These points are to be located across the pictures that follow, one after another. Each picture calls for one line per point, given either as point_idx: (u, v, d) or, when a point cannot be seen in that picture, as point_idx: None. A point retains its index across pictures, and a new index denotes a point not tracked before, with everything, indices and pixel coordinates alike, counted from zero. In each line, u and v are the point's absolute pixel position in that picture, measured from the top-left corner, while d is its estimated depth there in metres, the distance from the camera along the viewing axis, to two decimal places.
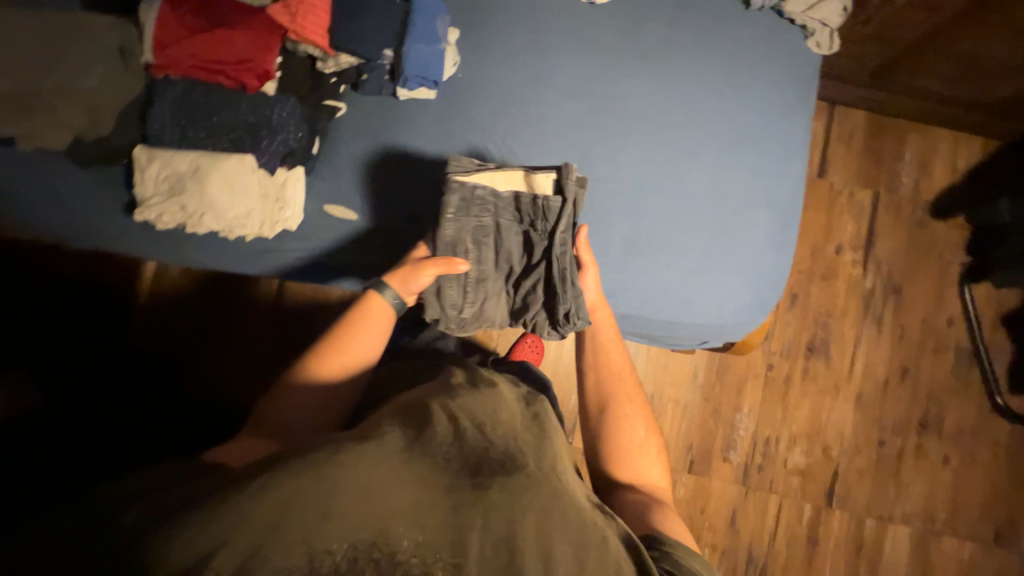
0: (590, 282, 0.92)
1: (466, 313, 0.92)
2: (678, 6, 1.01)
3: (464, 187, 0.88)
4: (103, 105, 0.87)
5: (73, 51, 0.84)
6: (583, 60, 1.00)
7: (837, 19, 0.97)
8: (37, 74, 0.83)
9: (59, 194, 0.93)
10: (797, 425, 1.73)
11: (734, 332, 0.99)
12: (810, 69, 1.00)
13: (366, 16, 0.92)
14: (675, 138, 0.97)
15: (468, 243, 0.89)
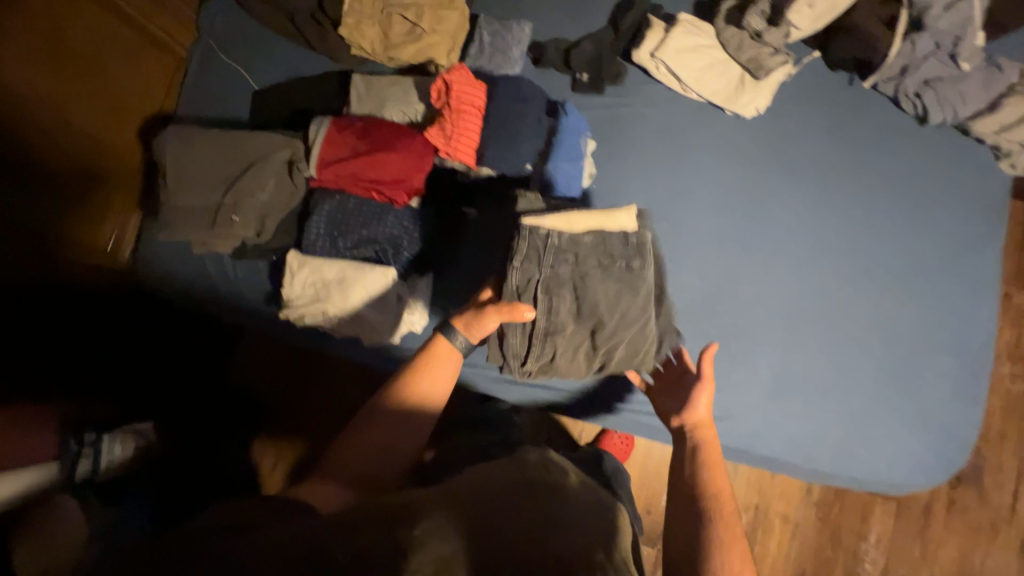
0: (700, 397, 0.75)
1: (530, 363, 0.79)
2: (835, 120, 0.94)
3: (534, 233, 0.74)
4: (270, 215, 0.94)
5: (251, 167, 0.93)
6: (727, 174, 0.95)
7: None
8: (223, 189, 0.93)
9: (218, 283, 1.00)
10: (939, 566, 1.45)
11: (907, 492, 0.84)
12: (997, 194, 0.89)
13: (515, 134, 0.89)
14: (832, 265, 0.89)
15: (540, 292, 0.74)
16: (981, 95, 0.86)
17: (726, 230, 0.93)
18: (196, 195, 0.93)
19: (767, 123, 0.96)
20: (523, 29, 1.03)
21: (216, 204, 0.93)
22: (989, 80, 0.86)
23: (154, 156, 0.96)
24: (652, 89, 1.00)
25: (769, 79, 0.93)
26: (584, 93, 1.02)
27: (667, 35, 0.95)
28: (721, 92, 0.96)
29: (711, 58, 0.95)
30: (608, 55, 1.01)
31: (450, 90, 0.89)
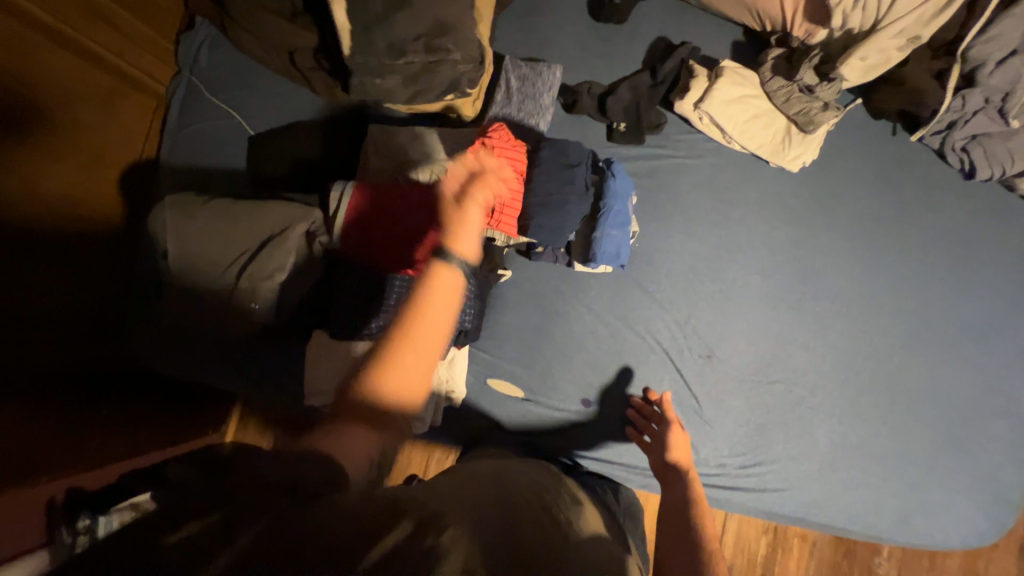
0: (677, 436, 0.82)
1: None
2: (880, 172, 0.92)
3: None
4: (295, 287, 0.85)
5: (276, 237, 0.83)
6: (776, 232, 0.92)
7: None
8: (238, 259, 0.83)
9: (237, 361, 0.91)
10: None
11: (959, 550, 0.86)
12: None
13: (563, 201, 0.82)
14: (886, 328, 0.88)
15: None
16: None
17: (777, 291, 0.90)
18: (205, 253, 0.83)
19: (813, 177, 0.93)
20: (554, 72, 0.95)
21: (231, 285, 0.83)
22: None
23: (153, 238, 0.83)
24: (694, 139, 0.95)
25: (815, 134, 0.89)
26: (620, 143, 0.96)
27: (712, 84, 0.89)
28: (766, 145, 0.91)
29: (756, 109, 0.90)
30: (646, 102, 0.94)
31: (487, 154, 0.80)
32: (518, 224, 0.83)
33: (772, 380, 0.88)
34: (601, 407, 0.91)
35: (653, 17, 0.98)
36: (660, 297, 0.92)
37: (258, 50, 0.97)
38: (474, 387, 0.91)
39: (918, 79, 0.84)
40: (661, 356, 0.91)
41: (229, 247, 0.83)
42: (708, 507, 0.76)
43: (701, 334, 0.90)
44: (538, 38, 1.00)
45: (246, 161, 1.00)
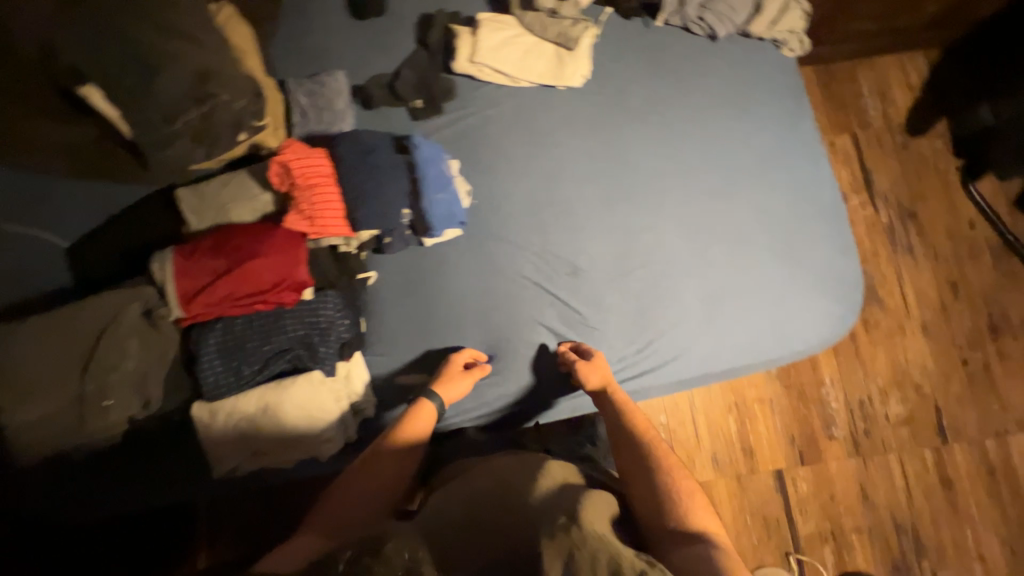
0: (586, 368, 0.88)
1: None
2: (649, 60, 1.03)
3: None
4: (149, 373, 0.87)
5: (106, 331, 0.85)
6: (586, 143, 1.00)
7: (800, 24, 1.02)
8: (77, 368, 0.84)
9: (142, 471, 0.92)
10: (880, 378, 1.71)
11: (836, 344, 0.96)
12: (792, 74, 1.04)
13: (380, 185, 0.86)
14: (704, 185, 0.98)
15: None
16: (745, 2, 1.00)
17: (605, 191, 0.99)
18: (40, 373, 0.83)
19: (597, 84, 1.02)
20: (337, 78, 0.99)
21: (77, 393, 0.84)
22: None
23: None
24: (486, 91, 1.01)
25: (581, 47, 0.99)
26: (425, 117, 1.00)
27: (475, 38, 0.97)
28: (546, 72, 1.00)
29: (524, 45, 0.99)
30: (431, 74, 1.00)
31: (291, 170, 0.83)
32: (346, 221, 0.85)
33: (633, 268, 0.95)
34: (503, 358, 0.95)
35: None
36: (513, 237, 0.97)
37: (46, 161, 0.97)
38: (380, 390, 0.92)
39: None
40: (534, 288, 0.95)
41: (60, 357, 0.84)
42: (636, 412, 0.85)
43: (560, 254, 0.96)
44: (314, 54, 1.04)
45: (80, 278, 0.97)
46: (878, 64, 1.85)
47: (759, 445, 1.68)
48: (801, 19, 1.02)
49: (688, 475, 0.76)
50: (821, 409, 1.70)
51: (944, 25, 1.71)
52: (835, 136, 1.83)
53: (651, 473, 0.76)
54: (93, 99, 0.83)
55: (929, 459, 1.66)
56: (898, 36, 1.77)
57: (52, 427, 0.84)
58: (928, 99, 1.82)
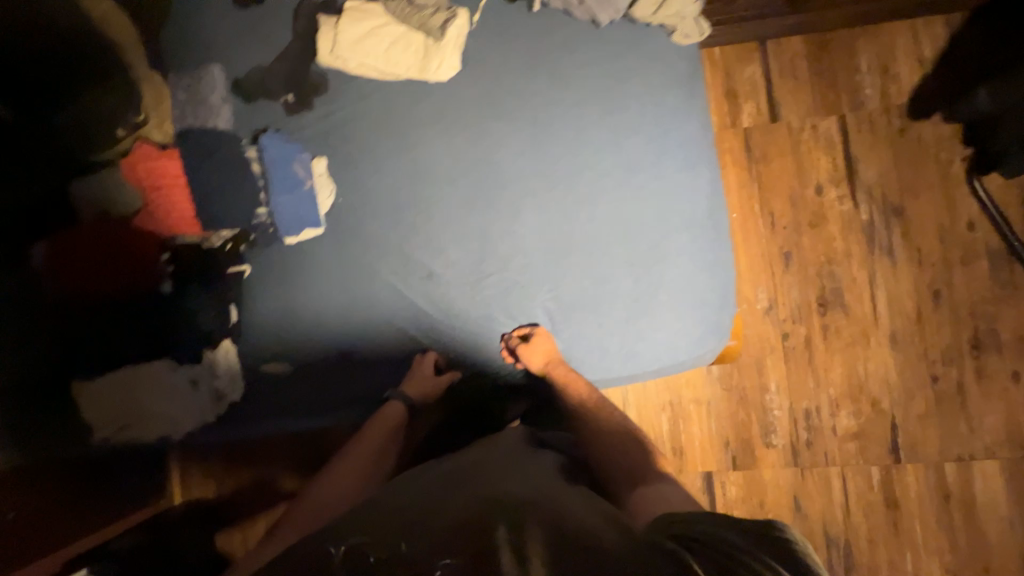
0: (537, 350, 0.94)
1: None
2: (528, 49, 0.95)
3: None
4: None
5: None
6: (454, 140, 0.97)
7: (692, 7, 0.92)
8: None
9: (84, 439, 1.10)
10: (834, 388, 1.59)
11: (696, 367, 0.96)
12: (686, 64, 0.94)
13: (228, 185, 0.97)
14: (567, 190, 0.94)
15: None
16: None
17: (468, 196, 0.96)
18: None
19: (467, 75, 0.97)
20: (212, 72, 1.01)
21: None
22: None
23: None
24: (357, 85, 0.99)
25: (447, 37, 0.95)
26: (297, 112, 1.00)
27: (337, 30, 0.96)
28: (412, 64, 0.96)
29: (391, 35, 0.95)
30: (302, 67, 1.00)
31: (139, 172, 0.96)
32: (193, 218, 0.97)
33: (485, 274, 0.96)
34: (361, 355, 0.99)
35: None
36: (375, 238, 0.98)
37: None
38: (248, 378, 0.99)
39: None
40: (391, 289, 0.98)
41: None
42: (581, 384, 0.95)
43: (418, 257, 0.97)
44: (189, 38, 1.03)
45: None
46: (883, 32, 1.59)
47: (690, 447, 1.63)
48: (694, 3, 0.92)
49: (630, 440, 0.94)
50: (763, 415, 1.62)
51: None
52: (820, 118, 1.62)
53: (603, 442, 0.94)
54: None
55: (876, 476, 1.56)
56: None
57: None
58: (939, 75, 1.56)
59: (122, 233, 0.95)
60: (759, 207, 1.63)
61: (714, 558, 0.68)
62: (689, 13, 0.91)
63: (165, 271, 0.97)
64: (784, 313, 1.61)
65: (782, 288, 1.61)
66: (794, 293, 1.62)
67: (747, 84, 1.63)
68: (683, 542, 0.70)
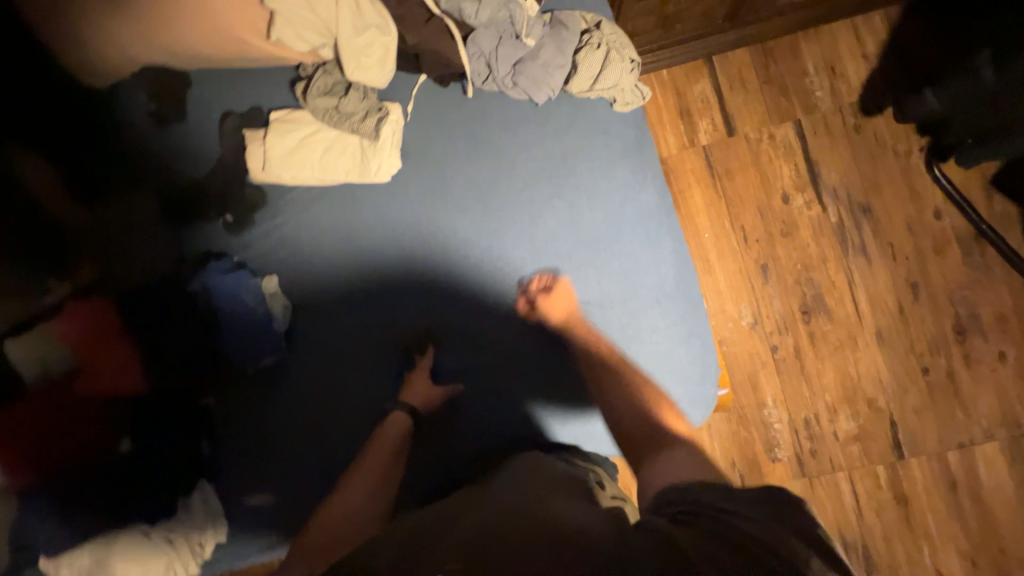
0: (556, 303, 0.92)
1: None
2: (471, 134, 0.96)
3: None
4: None
5: None
6: (412, 236, 0.96)
7: (629, 77, 0.94)
8: None
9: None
10: (829, 393, 1.59)
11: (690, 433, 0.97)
12: (632, 131, 0.97)
13: (177, 325, 0.94)
14: (534, 271, 0.95)
15: None
16: (560, 60, 0.93)
17: (438, 298, 0.97)
18: None
19: (418, 176, 0.96)
20: (143, 198, 0.97)
21: None
22: (559, 42, 0.94)
23: None
24: (296, 194, 0.96)
25: (384, 135, 0.92)
26: (238, 231, 0.97)
27: (265, 146, 0.91)
28: (352, 168, 0.93)
29: (325, 141, 0.92)
30: (234, 185, 0.96)
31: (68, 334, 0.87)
32: (141, 372, 0.92)
33: (465, 373, 0.97)
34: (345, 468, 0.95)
35: (211, 96, 0.99)
36: (348, 345, 0.96)
37: None
38: (231, 515, 0.94)
39: (426, 37, 0.90)
40: (372, 395, 0.97)
41: None
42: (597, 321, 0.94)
43: (394, 358, 0.97)
44: (115, 167, 0.98)
45: None
46: (824, 33, 1.58)
47: None
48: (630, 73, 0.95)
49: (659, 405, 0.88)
50: (764, 431, 1.61)
51: None
52: (776, 125, 1.60)
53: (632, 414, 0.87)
54: None
55: (883, 475, 1.56)
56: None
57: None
58: (886, 69, 1.56)
59: (62, 402, 0.85)
60: (730, 224, 1.62)
61: (713, 530, 0.57)
62: (626, 82, 0.93)
63: (119, 430, 0.91)
64: (769, 326, 1.61)
65: (763, 301, 1.61)
66: (776, 304, 1.61)
67: (699, 102, 1.61)
68: (685, 529, 0.58)
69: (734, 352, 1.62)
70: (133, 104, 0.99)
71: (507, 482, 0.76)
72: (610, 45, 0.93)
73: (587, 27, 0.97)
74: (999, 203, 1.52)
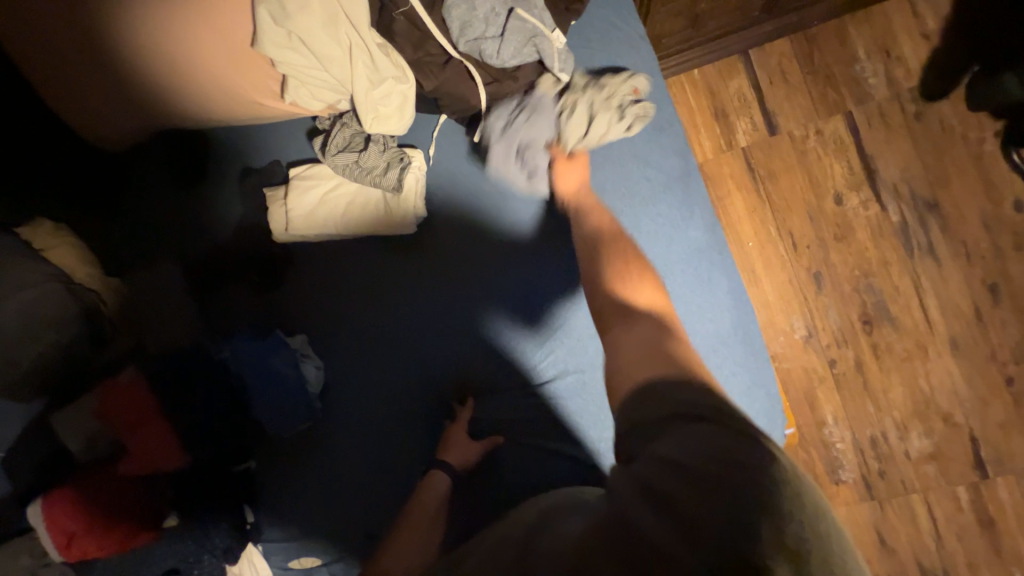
0: (570, 171, 0.92)
1: None
2: (498, 175, 0.95)
3: None
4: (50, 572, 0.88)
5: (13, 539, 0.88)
6: (451, 285, 0.95)
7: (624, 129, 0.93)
8: None
9: None
10: (897, 409, 1.45)
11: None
12: (669, 157, 0.96)
13: (203, 398, 0.89)
14: (574, 314, 0.94)
15: None
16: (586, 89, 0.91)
17: (486, 350, 0.94)
18: None
19: (461, 227, 0.96)
20: (167, 268, 0.95)
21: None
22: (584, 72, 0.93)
23: None
24: (325, 249, 0.97)
25: (407, 183, 0.92)
26: (269, 290, 0.97)
27: (286, 206, 0.92)
28: (372, 221, 0.93)
29: (347, 195, 0.93)
30: (261, 246, 0.97)
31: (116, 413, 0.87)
32: (177, 454, 0.88)
33: (519, 428, 0.94)
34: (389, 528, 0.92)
35: (234, 154, 0.99)
36: (392, 400, 0.95)
37: None
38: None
39: (444, 81, 0.89)
40: (418, 452, 0.94)
41: None
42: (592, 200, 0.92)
43: (438, 410, 0.95)
44: (144, 232, 1.00)
45: None
46: (874, 13, 1.43)
47: None
48: (618, 128, 0.92)
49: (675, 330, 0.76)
50: (824, 451, 1.49)
51: None
52: (823, 120, 1.47)
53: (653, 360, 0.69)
54: None
55: (964, 497, 1.42)
56: None
57: None
58: (949, 48, 1.39)
59: (115, 480, 0.87)
60: (776, 229, 1.50)
61: (668, 493, 0.50)
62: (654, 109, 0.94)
63: (162, 504, 0.91)
64: (826, 338, 1.48)
65: (818, 311, 1.48)
66: (833, 315, 1.48)
67: (735, 100, 1.49)
68: (639, 498, 0.52)
69: (788, 369, 1.50)
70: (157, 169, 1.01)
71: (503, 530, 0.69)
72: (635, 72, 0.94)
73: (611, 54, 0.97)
74: None
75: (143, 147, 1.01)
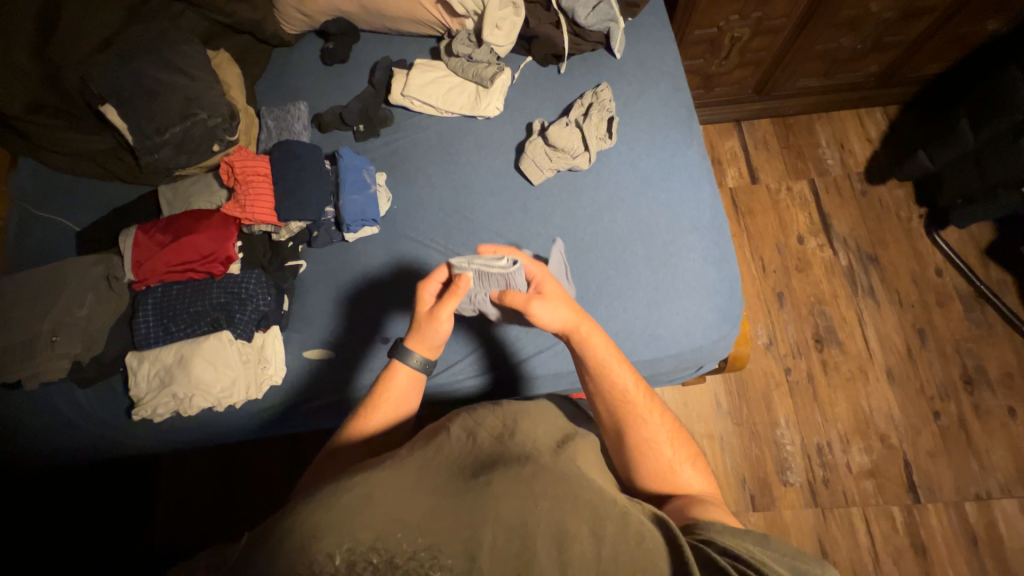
0: (552, 306, 0.78)
1: None
2: (560, 94, 1.20)
3: None
4: (103, 311, 1.03)
5: (78, 265, 1.04)
6: (494, 162, 1.15)
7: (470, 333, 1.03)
8: (56, 297, 1.01)
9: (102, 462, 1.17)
10: (841, 423, 1.62)
11: (708, 365, 1.07)
12: (685, 103, 1.17)
13: (299, 185, 1.09)
14: (589, 197, 1.09)
15: None
16: (636, 57, 1.21)
17: (514, 211, 1.11)
18: (38, 307, 1.00)
19: (517, 123, 1.18)
20: (299, 108, 1.21)
21: (69, 301, 1.00)
22: (642, 47, 1.22)
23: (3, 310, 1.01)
24: (417, 120, 1.21)
25: (495, 85, 1.17)
26: (365, 137, 1.20)
27: (407, 78, 1.19)
28: (465, 104, 1.18)
29: (450, 83, 1.19)
30: (371, 106, 1.20)
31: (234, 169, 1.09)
32: (272, 211, 1.08)
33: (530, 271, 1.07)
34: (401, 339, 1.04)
35: (369, 48, 1.30)
36: (422, 234, 1.11)
37: (74, 163, 1.19)
38: (290, 368, 1.04)
39: (543, 26, 1.18)
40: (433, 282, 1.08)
41: (49, 297, 1.01)
42: (610, 366, 0.78)
43: (459, 252, 1.09)
44: (288, 86, 1.29)
45: (78, 247, 1.16)
46: (835, 117, 1.93)
47: None
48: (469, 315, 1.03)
49: (675, 431, 0.77)
50: (776, 452, 1.61)
51: (893, 81, 1.80)
52: (793, 181, 1.89)
53: (650, 457, 0.75)
54: (109, 115, 1.09)
55: (899, 518, 1.51)
56: (850, 91, 1.86)
57: (48, 337, 0.98)
58: (887, 150, 1.87)
59: (209, 220, 1.06)
60: (749, 253, 1.82)
61: None
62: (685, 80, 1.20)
63: (236, 254, 1.08)
64: (784, 348, 1.71)
65: (778, 325, 1.74)
66: (792, 330, 1.73)
67: (728, 154, 1.93)
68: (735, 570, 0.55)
69: (750, 368, 1.70)
70: (308, 43, 1.32)
71: (511, 433, 0.69)
72: (676, 56, 1.21)
73: (667, 34, 1.23)
74: (994, 270, 1.71)
75: (306, 33, 1.33)
